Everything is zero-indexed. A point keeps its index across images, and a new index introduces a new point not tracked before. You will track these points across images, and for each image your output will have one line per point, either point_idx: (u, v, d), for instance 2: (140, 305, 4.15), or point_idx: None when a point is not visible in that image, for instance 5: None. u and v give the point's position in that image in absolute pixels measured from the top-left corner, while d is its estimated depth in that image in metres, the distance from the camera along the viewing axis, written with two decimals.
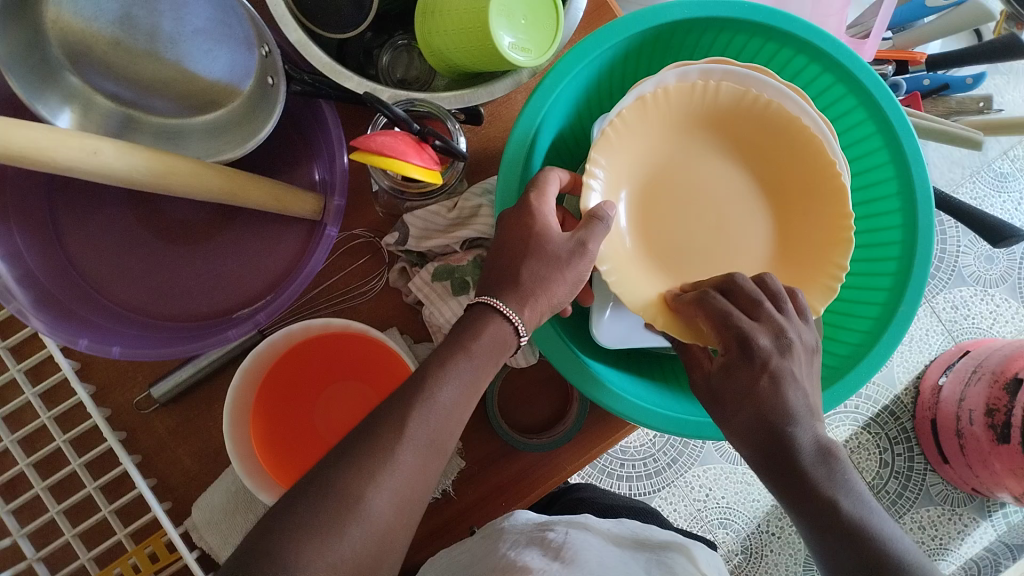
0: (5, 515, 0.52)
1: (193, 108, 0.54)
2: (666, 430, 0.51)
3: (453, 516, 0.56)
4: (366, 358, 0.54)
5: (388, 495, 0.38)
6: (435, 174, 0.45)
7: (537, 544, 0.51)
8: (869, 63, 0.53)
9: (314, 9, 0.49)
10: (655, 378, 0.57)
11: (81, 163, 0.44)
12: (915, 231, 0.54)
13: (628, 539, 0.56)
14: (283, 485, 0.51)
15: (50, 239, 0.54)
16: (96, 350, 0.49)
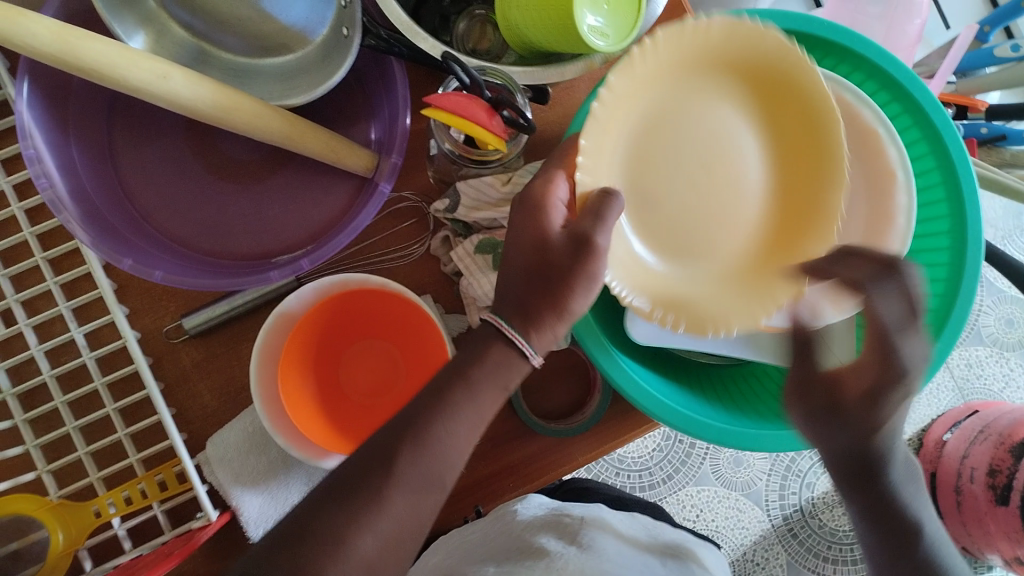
0: (22, 424, 0.52)
1: (263, 50, 0.54)
2: (682, 430, 0.51)
3: (461, 488, 0.56)
4: (402, 320, 0.55)
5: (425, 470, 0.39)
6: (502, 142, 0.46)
7: (554, 526, 0.57)
8: (940, 100, 0.54)
9: None
10: (680, 380, 0.57)
11: (150, 85, 0.44)
12: (960, 272, 0.54)
13: (645, 532, 0.62)
14: (305, 433, 0.52)
15: (104, 157, 0.54)
16: (138, 271, 0.49)
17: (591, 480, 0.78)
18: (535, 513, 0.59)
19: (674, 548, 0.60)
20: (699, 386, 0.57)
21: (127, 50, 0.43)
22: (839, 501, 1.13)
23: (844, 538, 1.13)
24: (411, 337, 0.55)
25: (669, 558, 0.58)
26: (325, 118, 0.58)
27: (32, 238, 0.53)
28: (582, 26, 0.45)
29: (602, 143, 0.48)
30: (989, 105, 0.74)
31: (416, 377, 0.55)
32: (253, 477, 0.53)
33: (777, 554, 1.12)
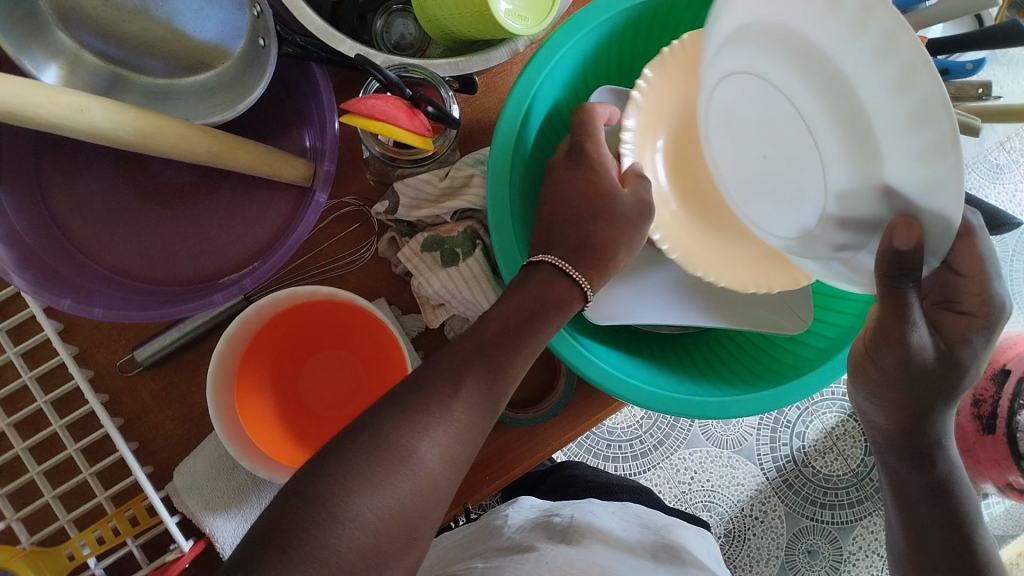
0: None
1: (183, 69, 0.52)
2: (648, 407, 0.51)
3: None
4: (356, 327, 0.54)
5: (437, 449, 0.38)
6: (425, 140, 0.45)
7: (544, 527, 0.58)
8: None
9: None
10: (644, 355, 0.56)
11: (68, 120, 0.42)
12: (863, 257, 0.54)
13: (635, 524, 0.62)
14: (270, 452, 0.51)
15: (35, 196, 0.53)
16: (80, 311, 0.49)
17: (577, 466, 0.78)
18: (526, 519, 0.60)
19: (665, 535, 0.60)
20: (665, 360, 0.57)
21: (40, 86, 0.41)
22: (831, 447, 1.14)
23: (839, 482, 1.14)
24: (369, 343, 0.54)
25: (661, 548, 0.57)
26: (256, 131, 0.56)
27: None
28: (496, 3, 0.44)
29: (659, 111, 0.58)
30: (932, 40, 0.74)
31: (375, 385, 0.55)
32: (226, 504, 0.52)
33: (776, 506, 1.12)
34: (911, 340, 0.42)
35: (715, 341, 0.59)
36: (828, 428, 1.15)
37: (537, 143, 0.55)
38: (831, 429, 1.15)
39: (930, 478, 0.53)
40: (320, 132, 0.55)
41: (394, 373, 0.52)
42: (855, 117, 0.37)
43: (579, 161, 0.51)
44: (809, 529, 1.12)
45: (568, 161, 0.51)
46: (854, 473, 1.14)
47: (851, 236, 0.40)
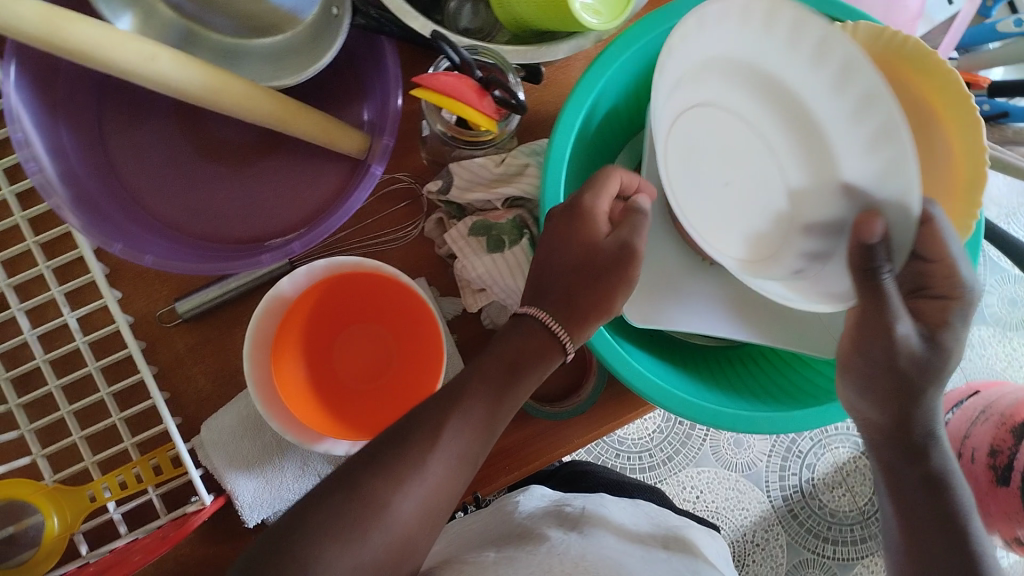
0: (16, 409, 0.52)
1: (252, 30, 0.53)
2: (677, 412, 0.51)
3: None
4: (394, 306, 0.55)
5: (413, 503, 0.39)
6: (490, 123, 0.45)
7: (556, 515, 0.58)
8: None
9: None
10: (676, 360, 0.57)
11: (139, 67, 0.43)
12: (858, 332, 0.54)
13: (646, 522, 0.62)
14: (298, 416, 0.51)
15: (95, 140, 0.54)
16: (129, 256, 0.49)
17: (591, 466, 0.78)
18: (538, 506, 0.60)
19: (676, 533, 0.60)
20: (697, 368, 0.57)
21: (117, 32, 0.42)
22: (840, 481, 1.14)
23: (844, 518, 1.13)
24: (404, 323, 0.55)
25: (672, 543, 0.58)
26: (317, 99, 0.57)
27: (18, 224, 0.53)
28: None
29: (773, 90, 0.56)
30: (992, 82, 0.74)
31: (409, 363, 0.55)
32: (247, 462, 0.53)
33: (778, 534, 1.11)
34: (897, 330, 0.47)
35: (748, 357, 0.59)
36: (838, 463, 1.15)
37: (594, 140, 0.55)
38: (841, 463, 1.14)
39: (924, 470, 0.53)
40: (380, 107, 0.55)
41: (432, 355, 0.52)
42: (811, 130, 0.57)
43: (573, 213, 0.48)
44: (810, 561, 1.11)
45: (561, 215, 0.48)
46: (860, 510, 1.13)
47: (796, 225, 0.57)
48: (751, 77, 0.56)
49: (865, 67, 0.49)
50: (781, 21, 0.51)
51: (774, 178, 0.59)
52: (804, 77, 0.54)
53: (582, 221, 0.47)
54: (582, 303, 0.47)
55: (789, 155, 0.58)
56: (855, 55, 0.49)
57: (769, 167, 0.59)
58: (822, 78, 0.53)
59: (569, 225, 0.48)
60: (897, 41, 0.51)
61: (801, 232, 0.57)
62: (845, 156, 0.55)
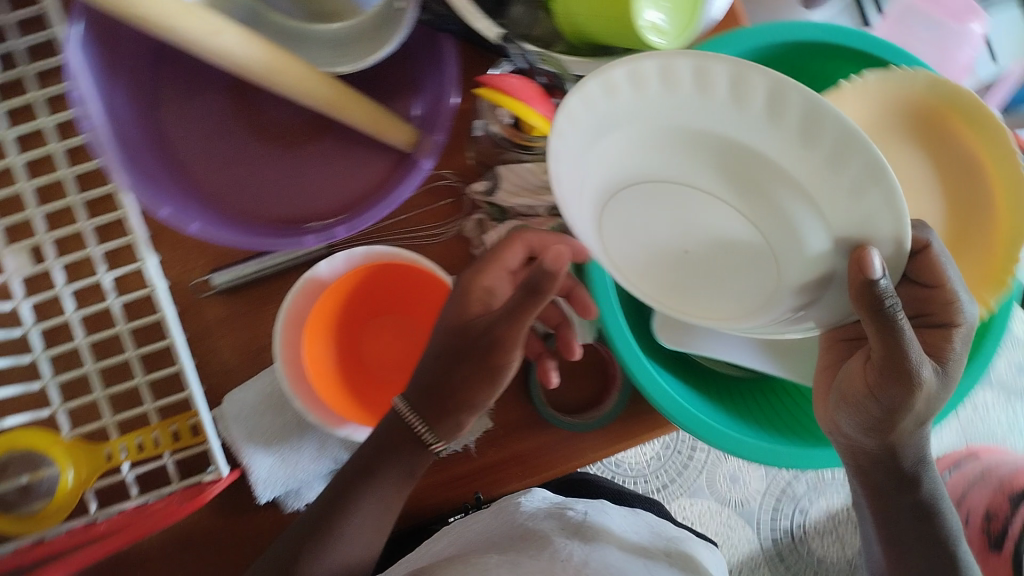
0: (42, 361, 0.52)
1: (315, 16, 0.54)
2: (701, 437, 0.51)
3: (473, 470, 0.56)
4: (424, 299, 0.55)
5: None
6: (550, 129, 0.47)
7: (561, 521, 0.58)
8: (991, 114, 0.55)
9: None
10: (696, 381, 0.57)
11: (203, 41, 0.44)
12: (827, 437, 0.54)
13: (646, 530, 0.62)
14: (328, 400, 0.52)
15: (146, 104, 0.54)
16: (174, 222, 0.50)
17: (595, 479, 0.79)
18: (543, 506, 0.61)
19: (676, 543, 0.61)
20: (717, 392, 0.57)
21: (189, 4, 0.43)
22: (832, 529, 1.14)
23: (831, 565, 1.13)
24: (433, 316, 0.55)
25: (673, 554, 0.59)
26: (372, 89, 0.58)
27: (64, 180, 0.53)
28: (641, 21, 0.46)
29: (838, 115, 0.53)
30: None
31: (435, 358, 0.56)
32: (268, 437, 0.53)
33: None
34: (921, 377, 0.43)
35: (770, 391, 0.60)
36: (832, 510, 1.15)
37: None
38: (834, 510, 1.15)
39: (913, 498, 0.53)
40: (434, 103, 0.56)
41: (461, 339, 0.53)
42: (764, 193, 0.40)
43: (452, 299, 0.50)
44: None
45: (451, 298, 0.51)
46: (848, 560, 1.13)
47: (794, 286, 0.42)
48: (667, 135, 0.40)
49: (801, 89, 0.33)
50: (680, 70, 0.36)
51: (768, 257, 0.42)
52: (728, 124, 0.38)
53: (460, 304, 0.50)
54: (449, 383, 0.49)
55: (715, 202, 0.42)
56: (788, 80, 0.34)
57: (690, 211, 0.43)
58: (785, 138, 0.36)
59: (449, 313, 0.50)
60: (948, 91, 0.52)
61: (793, 291, 0.43)
62: (797, 209, 0.39)
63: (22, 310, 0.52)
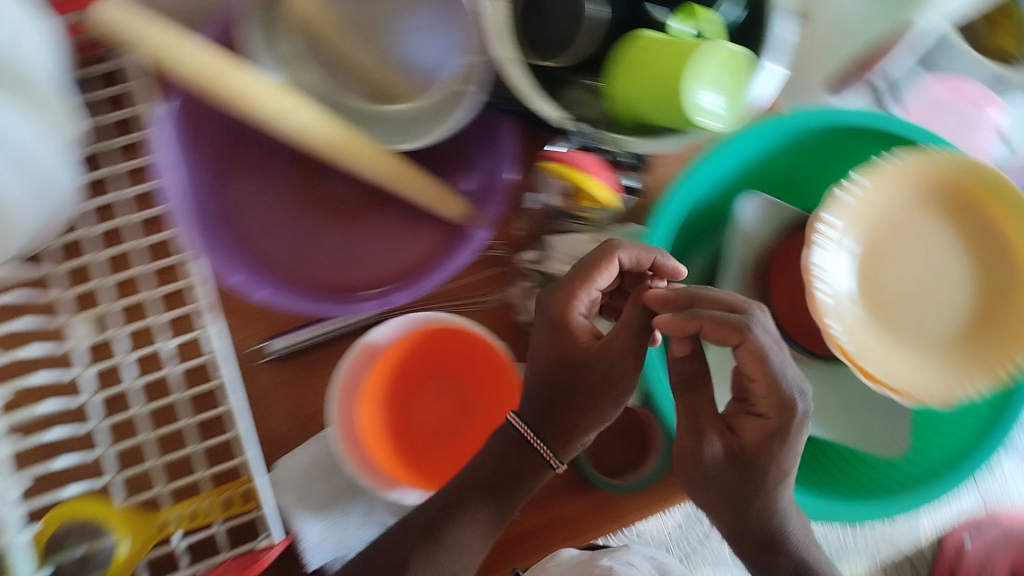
0: (106, 456, 0.53)
1: (385, 97, 0.54)
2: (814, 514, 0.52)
3: (531, 526, 0.59)
4: (455, 364, 0.58)
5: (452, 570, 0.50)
6: (611, 199, 0.53)
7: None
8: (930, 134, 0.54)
9: (531, 36, 0.52)
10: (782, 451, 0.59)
11: (279, 117, 0.47)
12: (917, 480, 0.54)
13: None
14: (392, 473, 0.55)
15: (218, 181, 0.54)
16: (246, 289, 0.51)
17: None
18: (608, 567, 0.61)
19: None
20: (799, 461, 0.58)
21: (223, 59, 0.44)
22: None
23: None
24: (466, 374, 0.58)
25: None
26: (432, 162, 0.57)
27: (146, 219, 0.51)
28: (694, 116, 0.49)
29: (860, 208, 0.52)
30: None
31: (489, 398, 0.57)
32: (307, 500, 0.55)
33: None
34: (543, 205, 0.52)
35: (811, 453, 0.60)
36: None
37: (679, 231, 0.58)
38: None
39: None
40: (489, 176, 0.56)
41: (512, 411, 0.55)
42: None
43: (552, 330, 0.52)
44: None
45: (547, 329, 0.52)
46: None
47: None
48: None
49: None
50: None
51: None
52: None
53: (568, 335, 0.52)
54: (563, 412, 0.51)
55: None
56: None
57: None
58: None
59: (557, 338, 0.52)
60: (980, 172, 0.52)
61: None
62: None
63: (83, 379, 0.53)
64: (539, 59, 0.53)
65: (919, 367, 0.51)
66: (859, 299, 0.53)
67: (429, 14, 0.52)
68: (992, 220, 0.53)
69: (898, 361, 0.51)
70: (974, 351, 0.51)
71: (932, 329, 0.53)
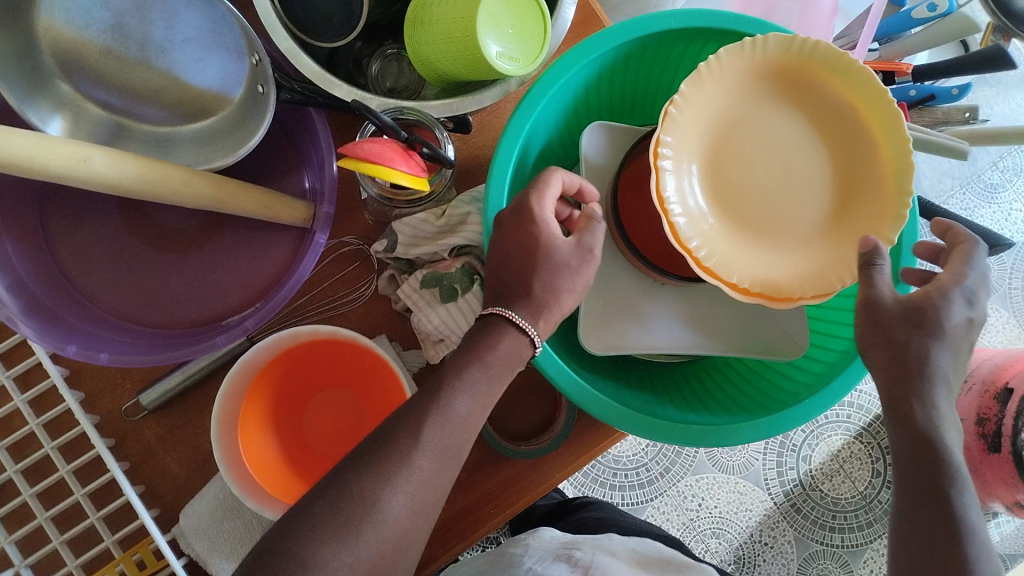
0: (8, 545, 0.54)
1: (182, 116, 0.51)
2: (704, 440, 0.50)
3: (456, 513, 0.56)
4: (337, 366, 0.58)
5: (403, 499, 0.39)
6: (422, 181, 0.45)
7: (565, 562, 0.58)
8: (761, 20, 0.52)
9: (303, 19, 0.48)
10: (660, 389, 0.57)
11: (70, 171, 0.41)
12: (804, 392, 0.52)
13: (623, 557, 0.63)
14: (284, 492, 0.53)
15: (40, 246, 0.54)
16: (83, 356, 0.50)
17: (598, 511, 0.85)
18: (545, 547, 0.61)
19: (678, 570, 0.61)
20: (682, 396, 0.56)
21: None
22: (838, 469, 1.11)
23: (848, 505, 1.11)
24: (348, 374, 0.58)
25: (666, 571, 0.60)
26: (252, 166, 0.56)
27: None
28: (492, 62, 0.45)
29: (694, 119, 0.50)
30: (918, 67, 0.79)
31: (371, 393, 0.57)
32: (222, 544, 0.55)
33: (785, 531, 1.09)
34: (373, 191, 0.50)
35: (714, 368, 0.60)
36: (835, 451, 1.12)
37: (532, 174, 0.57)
38: (838, 451, 1.12)
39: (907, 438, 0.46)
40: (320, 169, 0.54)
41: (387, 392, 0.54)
42: None
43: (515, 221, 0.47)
44: (819, 554, 1.09)
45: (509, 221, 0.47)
46: (862, 496, 1.11)
47: None
48: None
49: None
50: None
51: None
52: None
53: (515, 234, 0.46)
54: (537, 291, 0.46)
55: None
56: None
57: None
58: None
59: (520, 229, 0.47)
60: (808, 47, 0.50)
61: None
62: None
63: None
64: (314, 41, 0.49)
65: (784, 267, 0.50)
66: (714, 209, 0.52)
67: (188, 15, 0.48)
68: (831, 97, 0.51)
69: (762, 268, 0.50)
70: (838, 235, 0.51)
71: (793, 221, 0.52)
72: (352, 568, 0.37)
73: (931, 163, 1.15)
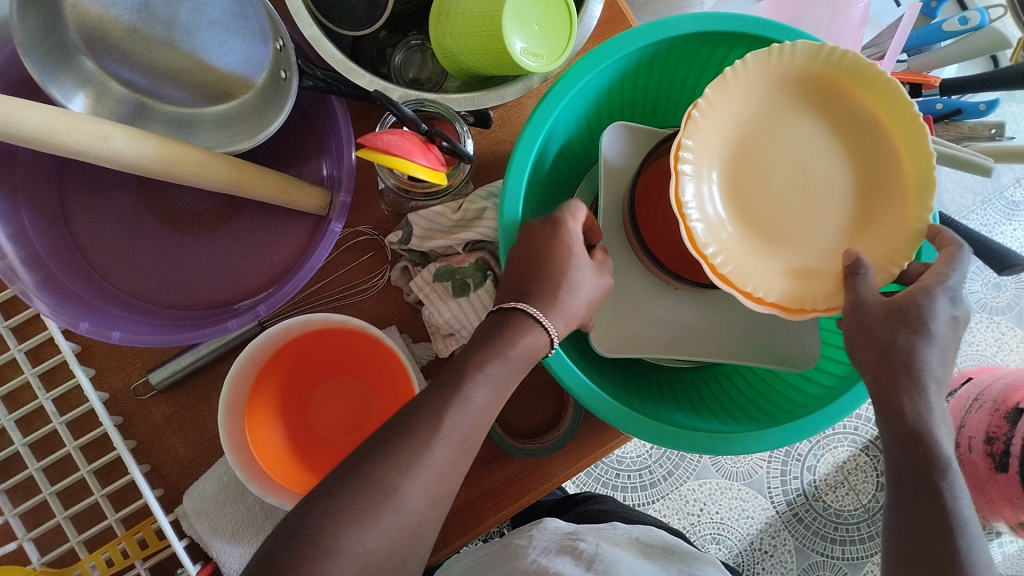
0: (12, 518, 0.55)
1: (206, 98, 0.51)
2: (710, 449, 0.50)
3: (460, 507, 0.56)
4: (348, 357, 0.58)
5: (420, 489, 0.40)
6: (440, 176, 0.45)
7: (569, 553, 0.57)
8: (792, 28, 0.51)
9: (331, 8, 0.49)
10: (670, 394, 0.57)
11: (91, 148, 0.41)
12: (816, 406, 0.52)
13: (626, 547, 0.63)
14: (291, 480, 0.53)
15: (58, 221, 0.54)
16: (96, 333, 0.50)
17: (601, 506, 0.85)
18: (553, 536, 0.61)
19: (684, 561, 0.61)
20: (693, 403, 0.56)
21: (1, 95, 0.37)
22: (842, 480, 1.11)
23: (850, 517, 1.10)
24: (358, 365, 0.58)
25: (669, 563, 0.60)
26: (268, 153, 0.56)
27: None
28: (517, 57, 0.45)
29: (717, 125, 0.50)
30: (945, 80, 0.78)
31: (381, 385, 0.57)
32: (225, 527, 0.55)
33: (785, 540, 1.09)
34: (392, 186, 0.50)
35: (723, 376, 0.60)
36: (840, 462, 1.11)
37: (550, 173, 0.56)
38: (842, 463, 1.12)
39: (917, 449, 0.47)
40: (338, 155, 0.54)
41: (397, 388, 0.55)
42: None
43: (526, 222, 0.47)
44: (819, 564, 1.08)
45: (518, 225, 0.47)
46: (864, 509, 1.10)
47: None
48: None
49: None
50: None
51: None
52: None
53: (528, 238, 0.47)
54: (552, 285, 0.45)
55: None
56: None
57: None
58: None
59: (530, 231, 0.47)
60: (835, 57, 0.50)
61: None
62: None
63: None
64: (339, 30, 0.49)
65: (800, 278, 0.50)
66: (733, 217, 0.51)
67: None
68: (857, 109, 0.51)
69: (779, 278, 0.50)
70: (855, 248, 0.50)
71: (811, 232, 0.51)
72: (364, 559, 0.38)
73: (953, 177, 1.14)
